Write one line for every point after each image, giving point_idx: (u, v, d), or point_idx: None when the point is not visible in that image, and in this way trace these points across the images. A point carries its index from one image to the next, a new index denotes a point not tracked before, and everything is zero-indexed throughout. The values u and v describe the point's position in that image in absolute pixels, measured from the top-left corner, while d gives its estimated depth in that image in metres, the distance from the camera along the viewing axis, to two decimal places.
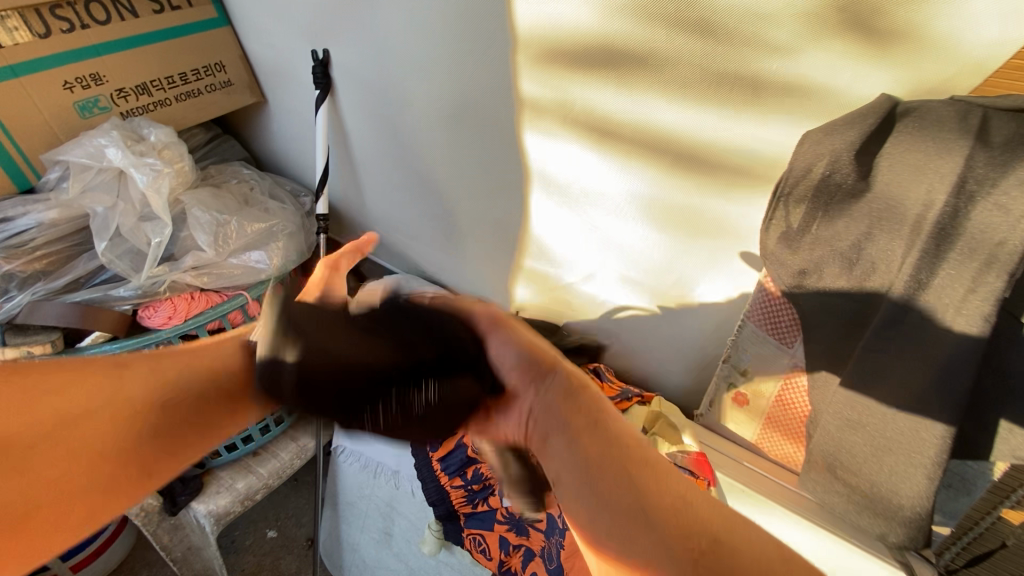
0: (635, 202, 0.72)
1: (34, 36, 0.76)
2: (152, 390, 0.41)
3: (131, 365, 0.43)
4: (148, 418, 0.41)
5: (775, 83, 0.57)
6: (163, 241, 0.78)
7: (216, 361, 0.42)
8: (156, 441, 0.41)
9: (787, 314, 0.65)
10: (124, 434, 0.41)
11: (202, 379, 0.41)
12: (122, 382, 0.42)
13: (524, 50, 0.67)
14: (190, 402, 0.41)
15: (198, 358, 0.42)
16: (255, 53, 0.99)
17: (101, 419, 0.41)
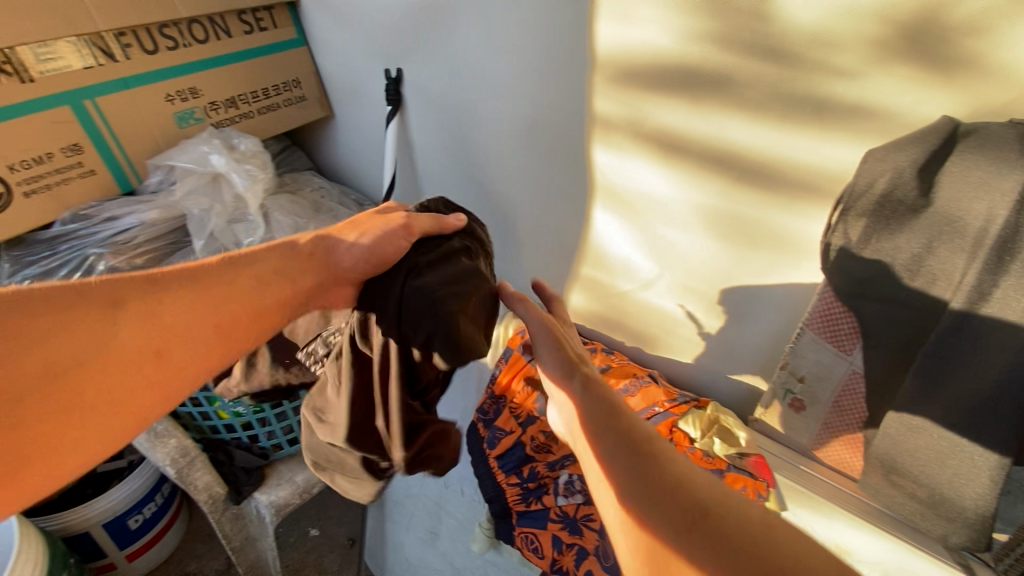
0: (698, 213, 0.76)
1: (143, 52, 0.83)
2: (193, 319, 0.50)
3: (160, 298, 0.49)
4: (182, 347, 0.50)
5: (841, 104, 0.60)
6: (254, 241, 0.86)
7: (263, 289, 0.54)
8: (190, 365, 0.50)
9: (847, 322, 0.68)
10: (158, 366, 0.48)
11: (201, 325, 0.51)
12: (154, 316, 0.48)
13: (601, 71, 0.73)
14: (230, 328, 0.52)
15: (260, 289, 0.54)
16: (328, 71, 1.06)
17: (139, 346, 0.47)
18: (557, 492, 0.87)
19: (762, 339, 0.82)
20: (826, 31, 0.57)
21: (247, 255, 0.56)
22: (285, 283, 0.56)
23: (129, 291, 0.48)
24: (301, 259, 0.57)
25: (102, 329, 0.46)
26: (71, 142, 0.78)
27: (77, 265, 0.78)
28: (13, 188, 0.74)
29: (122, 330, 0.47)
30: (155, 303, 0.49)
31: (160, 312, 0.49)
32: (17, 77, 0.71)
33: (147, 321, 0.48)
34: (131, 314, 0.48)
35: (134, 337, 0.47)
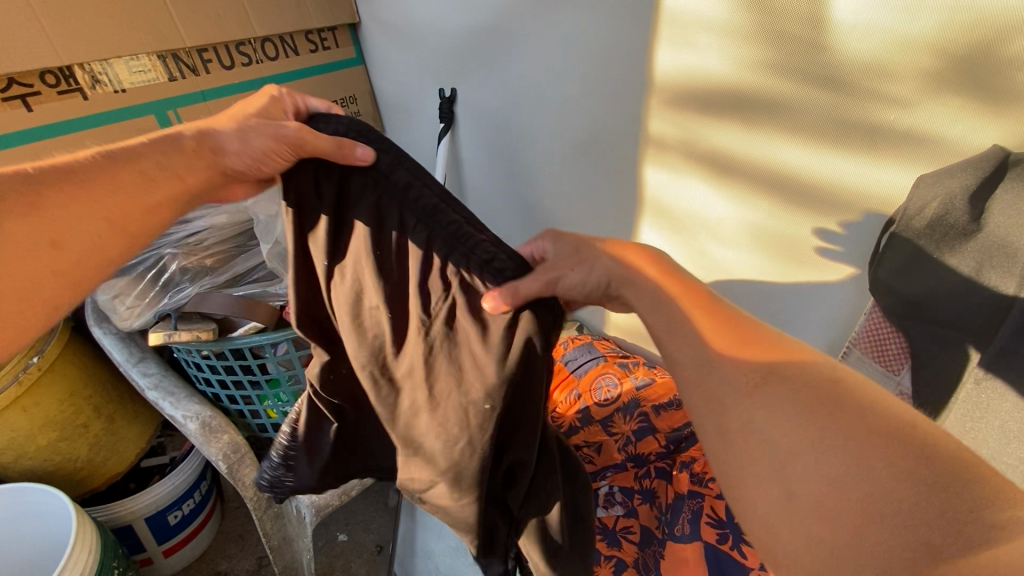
0: (747, 231, 0.79)
1: (221, 67, 0.88)
2: (80, 212, 0.46)
3: (40, 195, 0.45)
4: (78, 238, 0.46)
5: (893, 131, 0.63)
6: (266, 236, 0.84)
7: (156, 184, 0.48)
8: (90, 258, 0.47)
9: (896, 343, 0.70)
10: (54, 258, 0.46)
11: (94, 228, 0.46)
12: (39, 211, 0.44)
13: (657, 95, 0.77)
14: (124, 223, 0.48)
15: (146, 188, 0.48)
16: (383, 89, 1.11)
17: (29, 240, 0.44)
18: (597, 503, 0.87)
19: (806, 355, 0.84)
20: (882, 62, 0.60)
21: (125, 148, 0.49)
22: (178, 170, 0.49)
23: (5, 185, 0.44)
24: (186, 157, 0.49)
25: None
26: None
27: (152, 264, 0.84)
28: None
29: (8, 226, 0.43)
30: (38, 194, 0.45)
31: (45, 206, 0.45)
32: (110, 87, 0.76)
33: (33, 217, 0.44)
34: (15, 207, 0.44)
35: (19, 232, 0.44)
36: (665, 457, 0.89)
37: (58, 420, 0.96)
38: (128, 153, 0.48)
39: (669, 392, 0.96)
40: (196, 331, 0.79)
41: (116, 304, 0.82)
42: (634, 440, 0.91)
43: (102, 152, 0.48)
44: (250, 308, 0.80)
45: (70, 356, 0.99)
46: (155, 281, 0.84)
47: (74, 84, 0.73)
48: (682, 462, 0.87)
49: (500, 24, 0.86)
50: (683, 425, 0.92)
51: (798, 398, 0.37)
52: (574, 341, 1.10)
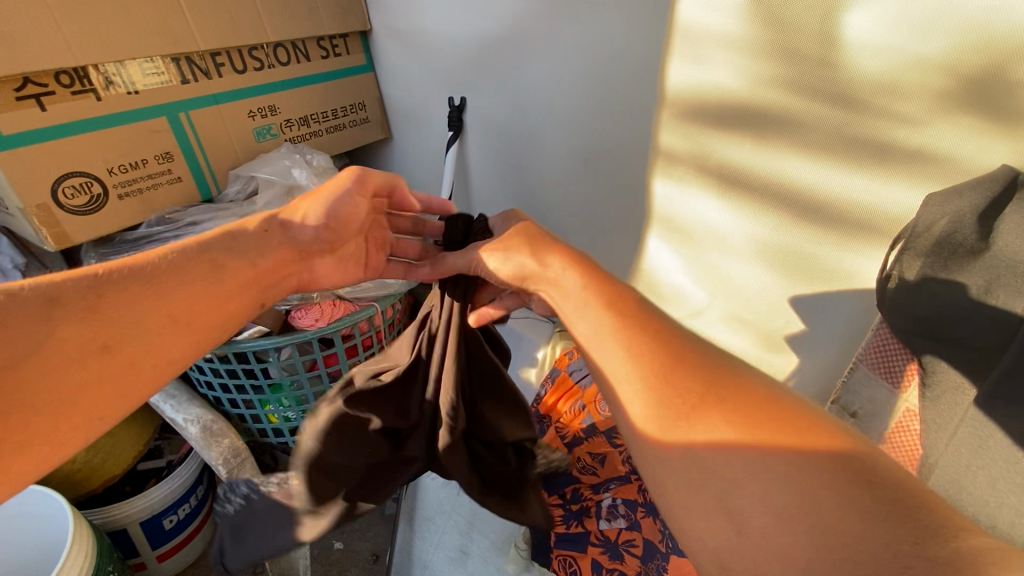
0: (754, 245, 0.79)
1: (233, 71, 0.89)
2: (145, 313, 0.46)
3: (102, 295, 0.45)
4: (135, 340, 0.45)
5: (904, 149, 0.63)
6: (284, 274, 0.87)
7: (228, 282, 0.52)
8: (145, 360, 0.46)
9: (903, 358, 0.70)
10: (113, 356, 0.44)
11: (160, 323, 0.47)
12: (99, 313, 0.44)
13: (668, 108, 0.77)
14: (188, 317, 0.49)
15: (215, 275, 0.51)
16: (391, 95, 1.12)
17: (87, 342, 0.43)
18: (600, 515, 0.87)
19: (810, 369, 0.83)
20: (893, 81, 0.60)
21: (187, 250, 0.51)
22: (246, 266, 0.53)
23: (68, 289, 0.44)
24: (258, 238, 0.55)
25: (37, 326, 0.42)
26: (163, 150, 0.83)
27: None
28: (109, 190, 0.79)
29: (59, 328, 0.42)
30: (100, 298, 0.45)
31: (105, 306, 0.45)
32: (123, 89, 0.76)
33: (96, 316, 0.44)
34: (75, 310, 0.44)
35: (75, 332, 0.43)
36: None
37: None
38: (178, 254, 0.50)
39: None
40: None
41: None
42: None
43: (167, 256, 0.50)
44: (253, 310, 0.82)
45: None
46: None
47: (88, 84, 0.73)
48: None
49: (512, 36, 0.87)
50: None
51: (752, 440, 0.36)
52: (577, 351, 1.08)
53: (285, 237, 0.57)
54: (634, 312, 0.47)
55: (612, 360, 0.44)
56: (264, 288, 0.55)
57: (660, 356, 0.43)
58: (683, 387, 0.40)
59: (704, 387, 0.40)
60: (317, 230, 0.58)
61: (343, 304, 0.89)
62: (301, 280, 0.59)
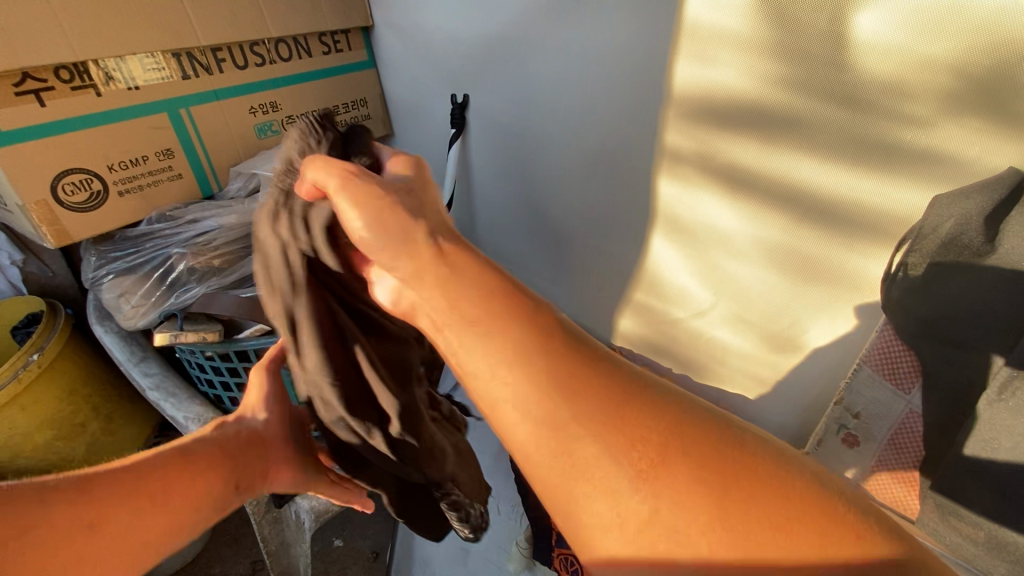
0: (759, 245, 0.79)
1: (235, 67, 0.88)
2: (125, 496, 0.47)
3: (81, 485, 0.45)
4: (116, 517, 0.46)
5: (910, 150, 0.63)
6: None
7: (206, 468, 0.54)
8: (123, 540, 0.45)
9: (907, 361, 0.69)
10: (98, 539, 0.44)
11: (143, 504, 0.47)
12: (88, 493, 0.45)
13: (673, 107, 0.77)
14: (165, 497, 0.49)
15: (185, 461, 0.53)
16: (393, 92, 1.11)
17: (70, 529, 0.43)
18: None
19: (810, 370, 0.84)
20: (901, 82, 0.60)
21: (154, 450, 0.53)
22: (218, 449, 0.56)
23: (54, 479, 0.45)
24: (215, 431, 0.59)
25: (25, 514, 0.42)
26: (164, 147, 0.82)
27: (160, 264, 0.83)
28: (110, 187, 0.78)
29: (51, 511, 0.43)
30: (88, 480, 0.46)
31: (94, 485, 0.46)
32: (124, 84, 0.75)
33: (81, 501, 0.45)
34: (59, 499, 0.44)
35: (63, 514, 0.43)
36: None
37: (56, 419, 0.95)
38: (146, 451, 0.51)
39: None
40: (201, 331, 0.79)
41: (122, 303, 0.82)
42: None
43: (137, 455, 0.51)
44: (257, 309, 0.80)
45: (71, 354, 0.98)
46: (161, 279, 0.83)
47: (88, 80, 0.72)
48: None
49: (517, 34, 0.86)
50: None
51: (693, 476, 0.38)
52: None
53: (247, 427, 0.62)
54: (516, 306, 0.43)
55: (540, 408, 0.40)
56: (235, 469, 0.56)
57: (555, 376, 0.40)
58: (572, 430, 0.39)
59: (594, 414, 0.39)
60: (267, 418, 0.65)
61: None
62: (269, 470, 0.61)
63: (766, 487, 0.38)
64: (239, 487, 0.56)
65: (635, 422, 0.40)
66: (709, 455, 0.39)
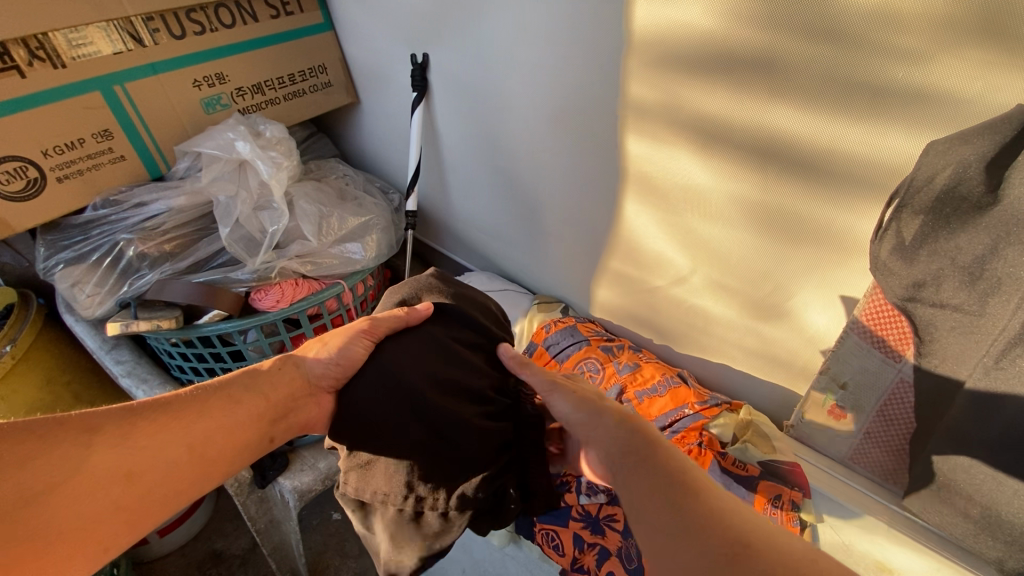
0: (735, 205, 0.73)
1: (171, 37, 0.82)
2: (162, 444, 0.54)
3: (134, 424, 0.54)
4: (150, 466, 0.53)
5: (901, 91, 0.55)
6: (262, 189, 0.84)
7: (239, 418, 0.60)
8: (166, 480, 0.54)
9: (898, 327, 0.64)
10: (141, 479, 0.53)
11: (191, 445, 0.56)
12: (130, 442, 0.53)
13: (637, 55, 0.69)
14: (202, 448, 0.57)
15: (229, 408, 0.59)
16: (354, 56, 1.04)
17: (118, 474, 0.52)
18: (578, 490, 0.88)
19: (793, 338, 0.78)
20: (890, 8, 0.52)
21: (205, 395, 0.59)
22: (259, 401, 0.62)
23: (105, 420, 0.53)
24: (272, 374, 0.64)
25: (78, 455, 0.50)
26: (102, 127, 0.77)
27: (108, 251, 0.79)
28: (47, 173, 0.73)
29: (96, 454, 0.51)
30: (132, 428, 0.54)
31: (136, 435, 0.53)
32: (50, 63, 0.70)
33: (125, 444, 0.53)
34: (109, 438, 0.52)
35: (106, 458, 0.51)
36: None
37: (41, 407, 0.93)
38: (201, 398, 0.58)
39: (654, 380, 0.82)
40: (159, 320, 0.78)
41: (76, 293, 0.79)
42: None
43: (195, 397, 0.58)
44: (210, 295, 0.78)
45: (47, 343, 0.97)
46: (114, 266, 0.80)
47: (8, 60, 0.67)
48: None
49: None
50: (658, 418, 0.78)
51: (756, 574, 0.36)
52: (557, 322, 0.92)
53: (297, 372, 0.65)
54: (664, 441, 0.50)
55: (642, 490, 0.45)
56: (273, 422, 0.62)
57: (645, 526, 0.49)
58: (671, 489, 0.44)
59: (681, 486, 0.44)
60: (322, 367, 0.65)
61: (292, 283, 0.86)
62: (308, 418, 0.65)
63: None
64: (275, 439, 0.63)
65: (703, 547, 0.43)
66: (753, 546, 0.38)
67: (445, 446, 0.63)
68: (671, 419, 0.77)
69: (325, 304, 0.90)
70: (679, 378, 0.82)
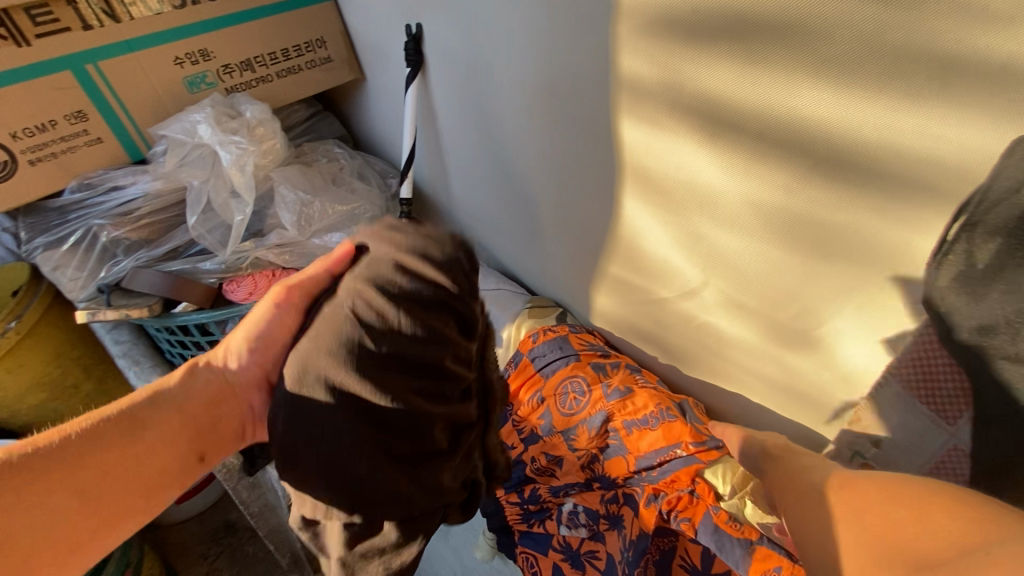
0: (753, 210, 0.59)
1: (149, 12, 0.78)
2: (62, 492, 0.42)
3: (17, 474, 0.40)
4: (56, 518, 0.41)
5: (980, 67, 0.39)
6: (224, 181, 0.79)
7: (160, 441, 0.47)
8: (78, 529, 0.42)
9: (951, 380, 0.49)
10: (46, 534, 0.40)
11: (105, 481, 0.44)
12: (19, 495, 0.40)
13: (630, 22, 0.57)
14: (119, 484, 0.44)
15: (139, 432, 0.46)
16: (355, 28, 0.96)
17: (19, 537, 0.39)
18: (559, 519, 0.72)
19: (824, 372, 0.64)
20: None
21: (106, 423, 0.45)
22: (178, 417, 0.49)
23: None
24: (183, 379, 0.51)
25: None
26: (75, 109, 0.75)
27: (85, 235, 0.78)
28: (17, 156, 0.72)
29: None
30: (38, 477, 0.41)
31: (23, 487, 0.40)
32: (13, 41, 0.67)
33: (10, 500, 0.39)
34: None
35: None
36: (610, 506, 0.71)
37: (46, 380, 0.99)
38: (98, 429, 0.45)
39: (646, 410, 0.73)
40: (131, 309, 0.76)
41: (59, 277, 0.78)
42: (601, 460, 0.74)
43: (92, 430, 0.44)
44: (179, 287, 0.76)
45: (55, 319, 0.98)
46: (91, 251, 0.78)
47: None
48: (626, 493, 0.72)
49: None
50: (646, 455, 0.71)
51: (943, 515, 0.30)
52: (546, 331, 0.84)
53: (216, 374, 0.52)
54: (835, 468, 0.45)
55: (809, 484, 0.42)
56: (201, 435, 0.50)
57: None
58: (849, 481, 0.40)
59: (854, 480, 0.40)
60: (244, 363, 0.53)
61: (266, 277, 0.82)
62: (239, 424, 0.53)
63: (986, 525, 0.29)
64: (206, 455, 0.50)
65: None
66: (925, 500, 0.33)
67: (402, 444, 0.44)
68: (659, 457, 0.70)
69: None
70: (675, 411, 0.72)
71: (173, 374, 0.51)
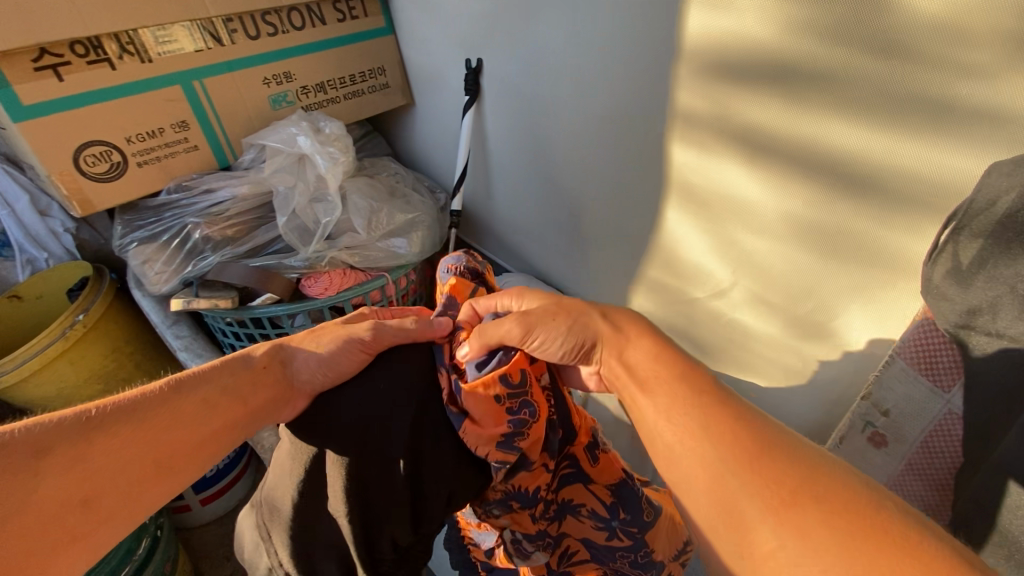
0: (784, 219, 0.71)
1: (247, 37, 0.88)
2: (123, 463, 0.46)
3: (85, 441, 0.45)
4: (112, 488, 0.45)
5: (964, 111, 0.53)
6: (313, 187, 0.89)
7: (212, 417, 0.52)
8: (122, 474, 0.46)
9: (948, 355, 0.61)
10: (86, 515, 0.44)
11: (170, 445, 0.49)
12: (81, 458, 0.44)
13: (688, 63, 0.70)
14: (169, 463, 0.48)
15: (204, 413, 0.52)
16: (413, 60, 1.08)
17: (102, 494, 0.45)
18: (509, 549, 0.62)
19: (838, 358, 0.76)
20: (953, 18, 0.50)
21: (181, 390, 0.52)
22: (236, 405, 0.53)
23: (59, 438, 0.44)
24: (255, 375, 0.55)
25: (22, 485, 0.42)
26: (179, 118, 0.84)
27: (177, 232, 0.86)
28: (128, 158, 0.81)
29: (46, 480, 0.43)
30: (92, 445, 0.45)
31: (90, 455, 0.45)
32: (137, 57, 0.78)
33: (77, 468, 0.44)
34: (58, 463, 0.43)
35: (57, 481, 0.43)
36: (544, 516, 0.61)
37: (101, 372, 1.03)
38: (164, 399, 0.50)
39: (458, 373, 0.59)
40: (216, 300, 0.82)
41: (147, 270, 0.85)
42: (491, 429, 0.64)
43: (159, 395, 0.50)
44: (262, 279, 0.83)
45: (115, 316, 1.05)
46: (182, 248, 0.86)
47: (102, 54, 0.75)
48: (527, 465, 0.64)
49: None
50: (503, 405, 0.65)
51: (832, 524, 0.35)
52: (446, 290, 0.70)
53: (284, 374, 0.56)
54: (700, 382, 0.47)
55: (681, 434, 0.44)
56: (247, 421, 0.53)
57: (683, 390, 0.47)
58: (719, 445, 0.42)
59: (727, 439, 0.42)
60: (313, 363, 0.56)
61: (341, 274, 0.90)
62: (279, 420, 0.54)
63: (818, 502, 0.37)
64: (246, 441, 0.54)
65: (767, 458, 0.40)
66: (772, 463, 0.40)
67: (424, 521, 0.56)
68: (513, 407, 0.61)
69: (370, 294, 0.93)
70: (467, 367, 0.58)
71: (255, 360, 0.57)
